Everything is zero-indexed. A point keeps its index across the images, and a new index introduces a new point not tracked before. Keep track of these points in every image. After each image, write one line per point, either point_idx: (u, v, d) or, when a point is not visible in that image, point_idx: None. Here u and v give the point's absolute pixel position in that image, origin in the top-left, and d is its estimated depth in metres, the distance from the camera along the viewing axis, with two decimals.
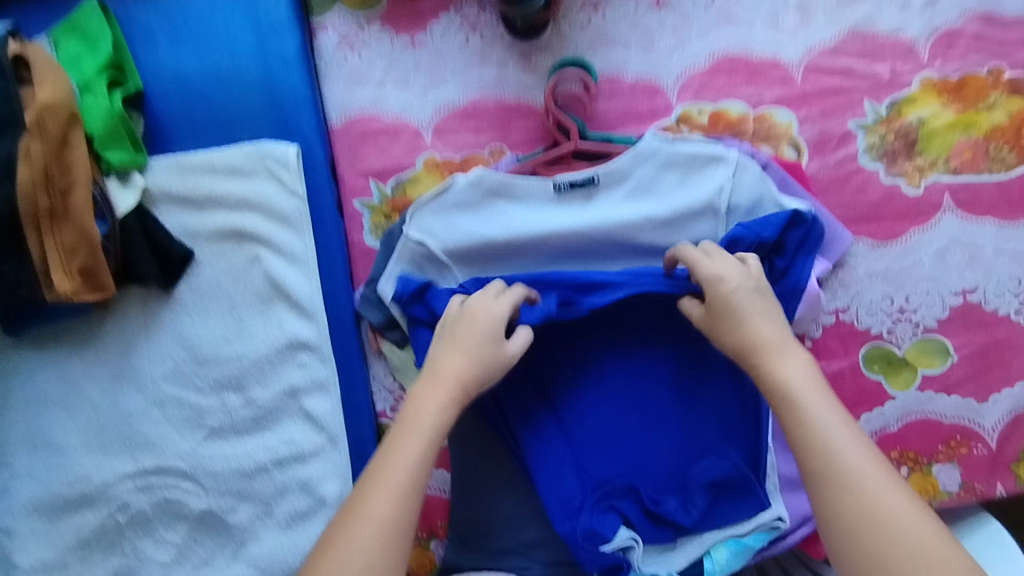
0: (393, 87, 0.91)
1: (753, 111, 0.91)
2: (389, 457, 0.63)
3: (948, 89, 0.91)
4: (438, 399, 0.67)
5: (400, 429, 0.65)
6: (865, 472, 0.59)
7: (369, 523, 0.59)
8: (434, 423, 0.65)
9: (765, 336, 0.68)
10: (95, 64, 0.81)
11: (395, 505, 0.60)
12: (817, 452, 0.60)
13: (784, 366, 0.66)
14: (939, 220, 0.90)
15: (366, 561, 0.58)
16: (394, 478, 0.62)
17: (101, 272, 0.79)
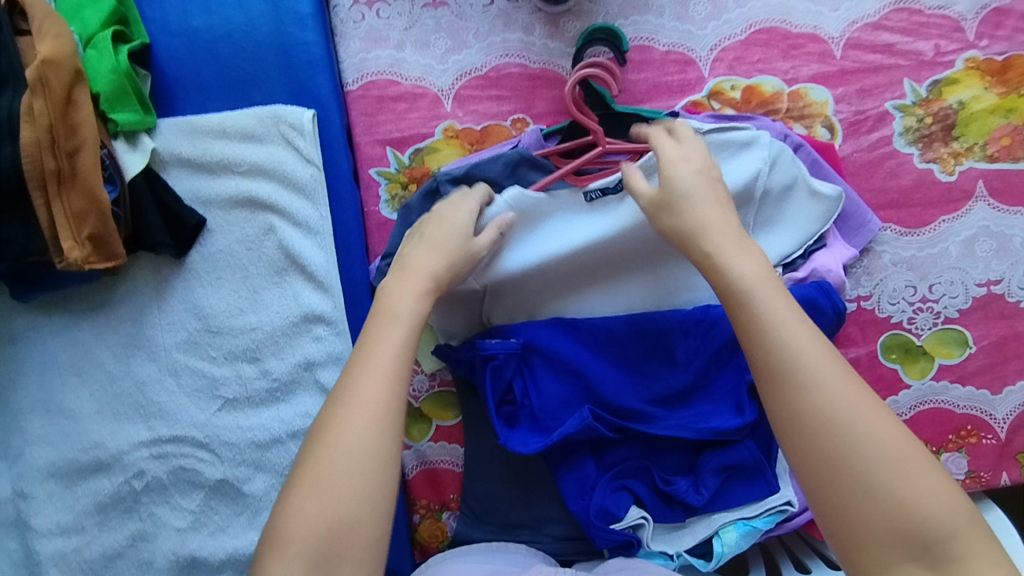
0: (413, 50, 0.86)
1: (788, 88, 0.87)
2: (370, 348, 0.57)
3: (992, 71, 0.87)
4: (417, 285, 0.64)
5: (378, 321, 0.60)
6: (829, 376, 0.51)
7: (363, 403, 0.54)
8: (412, 313, 0.61)
9: (717, 226, 0.63)
10: (97, 16, 0.76)
11: (386, 390, 0.55)
12: (770, 351, 0.53)
13: (743, 257, 0.59)
14: (970, 208, 0.88)
15: (364, 444, 0.52)
16: (381, 362, 0.56)
17: (112, 240, 0.76)
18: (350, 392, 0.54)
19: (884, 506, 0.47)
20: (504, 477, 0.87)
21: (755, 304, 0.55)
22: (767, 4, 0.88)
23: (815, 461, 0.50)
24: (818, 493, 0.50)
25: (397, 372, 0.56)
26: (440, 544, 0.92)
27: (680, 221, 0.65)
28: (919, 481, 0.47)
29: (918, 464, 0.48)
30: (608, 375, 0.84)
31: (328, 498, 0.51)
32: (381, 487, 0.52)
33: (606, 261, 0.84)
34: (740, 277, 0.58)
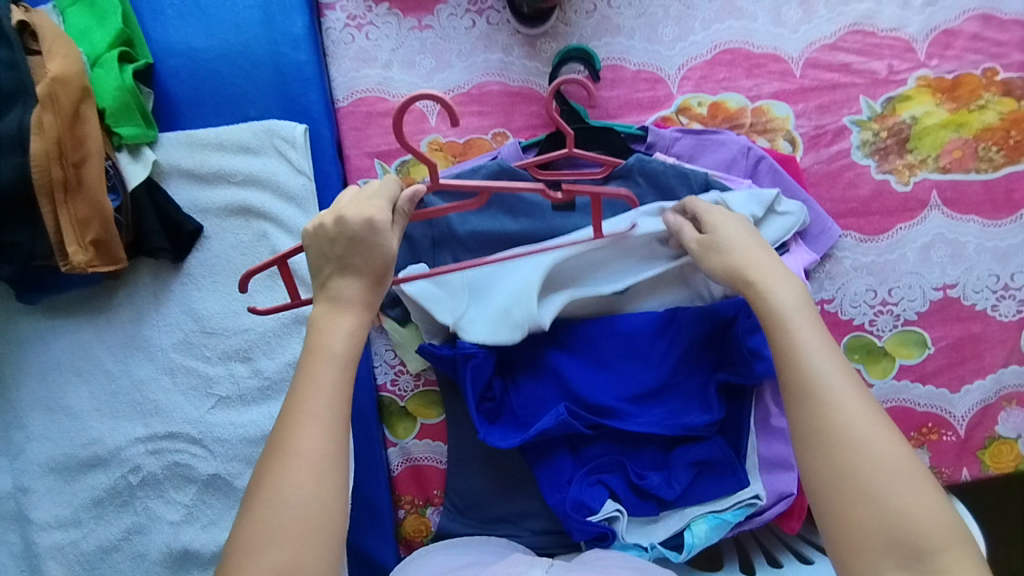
0: (400, 69, 0.92)
1: (752, 104, 0.93)
2: (301, 389, 0.57)
3: (942, 89, 0.92)
4: (344, 322, 0.60)
5: (307, 361, 0.59)
6: (852, 399, 0.55)
7: (297, 455, 0.54)
8: (344, 353, 0.59)
9: (760, 266, 0.67)
10: (105, 38, 0.82)
11: (324, 436, 0.55)
12: (794, 364, 0.58)
13: (785, 289, 0.64)
14: (926, 216, 0.93)
15: (300, 492, 0.53)
16: (314, 406, 0.56)
17: (114, 245, 0.81)
18: (288, 439, 0.55)
19: (887, 515, 0.50)
20: (487, 472, 0.91)
21: (789, 325, 0.60)
22: (731, 26, 0.93)
23: (827, 470, 0.53)
24: (825, 499, 0.53)
25: (331, 418, 0.56)
26: (423, 538, 0.95)
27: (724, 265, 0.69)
28: (919, 495, 0.51)
29: (920, 482, 0.52)
30: (583, 373, 0.88)
31: (265, 547, 0.52)
32: (327, 527, 0.53)
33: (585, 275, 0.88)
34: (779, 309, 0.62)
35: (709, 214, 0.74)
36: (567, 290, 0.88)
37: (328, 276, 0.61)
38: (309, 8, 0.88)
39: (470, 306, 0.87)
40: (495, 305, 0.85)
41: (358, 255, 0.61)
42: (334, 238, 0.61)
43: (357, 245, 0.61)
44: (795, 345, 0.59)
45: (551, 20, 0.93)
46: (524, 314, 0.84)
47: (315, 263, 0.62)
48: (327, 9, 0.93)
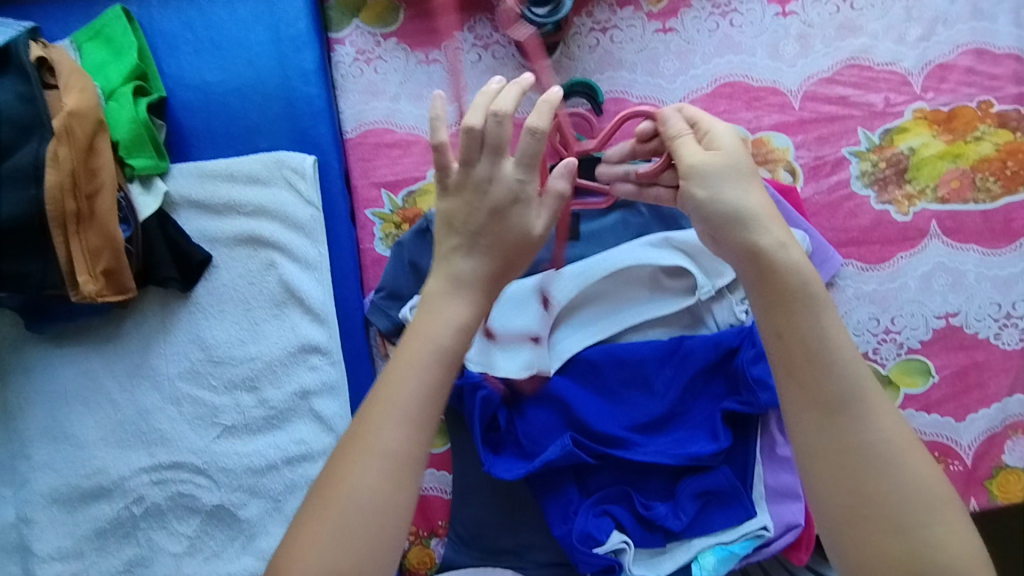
0: (407, 101, 0.94)
1: (752, 136, 0.95)
2: (393, 380, 0.59)
3: (938, 121, 0.94)
4: (454, 313, 0.61)
5: (406, 348, 0.61)
6: (880, 417, 0.56)
7: (378, 450, 0.57)
8: (445, 346, 0.60)
9: (765, 214, 0.61)
10: (120, 73, 0.84)
11: (403, 438, 0.57)
12: (824, 376, 0.56)
13: (801, 260, 0.59)
14: (926, 245, 0.94)
15: (376, 486, 0.56)
16: (402, 400, 0.58)
17: (124, 274, 0.82)
18: (368, 436, 0.57)
19: (913, 548, 0.53)
20: (492, 503, 0.90)
21: (814, 321, 0.57)
22: (731, 60, 0.95)
23: (849, 497, 0.55)
24: (847, 526, 0.55)
25: (416, 417, 0.58)
26: (428, 570, 0.94)
27: (734, 200, 0.61)
28: (944, 523, 0.54)
29: (944, 508, 0.54)
30: (590, 402, 0.88)
31: (339, 534, 0.55)
32: (390, 527, 0.56)
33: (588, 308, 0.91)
34: (798, 304, 0.58)
35: (711, 128, 0.65)
36: (571, 323, 0.91)
37: (457, 246, 0.63)
38: (319, 44, 0.90)
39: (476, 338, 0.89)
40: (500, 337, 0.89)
41: (498, 232, 0.63)
42: (483, 203, 0.63)
43: (496, 220, 0.62)
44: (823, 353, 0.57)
45: (554, 55, 0.95)
46: (531, 355, 0.88)
47: (454, 217, 0.64)
48: (337, 44, 0.95)
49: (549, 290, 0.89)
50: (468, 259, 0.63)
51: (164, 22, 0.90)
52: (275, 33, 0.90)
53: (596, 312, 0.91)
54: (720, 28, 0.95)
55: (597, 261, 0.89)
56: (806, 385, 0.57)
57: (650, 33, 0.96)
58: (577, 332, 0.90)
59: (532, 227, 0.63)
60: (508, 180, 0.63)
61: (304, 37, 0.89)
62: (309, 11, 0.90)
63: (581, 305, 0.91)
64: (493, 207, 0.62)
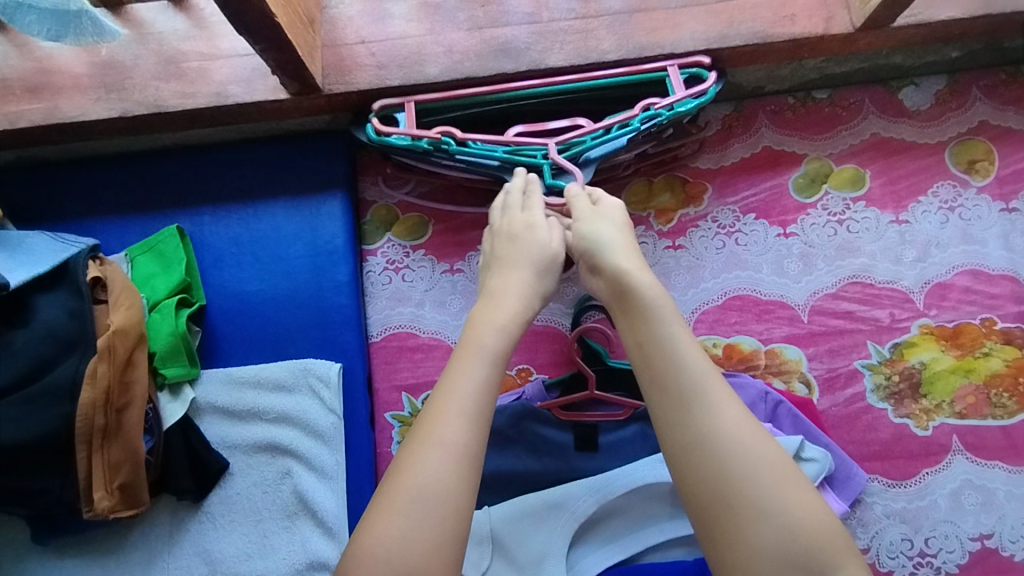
0: (431, 307, 0.99)
1: (764, 346, 0.98)
2: (449, 383, 0.65)
3: (944, 336, 0.97)
4: (498, 316, 0.72)
5: (459, 355, 0.68)
6: (724, 406, 0.63)
7: (441, 445, 0.60)
8: (496, 347, 0.68)
9: (624, 248, 0.78)
10: (167, 286, 0.90)
11: (462, 426, 0.61)
12: (670, 378, 0.65)
13: (654, 284, 0.73)
14: (950, 460, 0.93)
15: (438, 480, 0.59)
16: (461, 400, 0.63)
17: (139, 488, 0.81)
18: (430, 434, 0.61)
19: (760, 515, 0.57)
20: None
21: (661, 330, 0.69)
22: (738, 275, 1.01)
23: (703, 481, 0.60)
24: (705, 508, 0.59)
25: (474, 419, 0.63)
26: None
27: (599, 238, 0.78)
28: (796, 499, 0.58)
29: (791, 483, 0.59)
30: None
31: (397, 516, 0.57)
32: (458, 513, 0.58)
33: (608, 523, 0.88)
34: (656, 316, 0.70)
35: (607, 202, 0.84)
36: (591, 541, 0.88)
37: (490, 279, 0.79)
38: (353, 259, 0.97)
39: (493, 559, 0.85)
40: (516, 559, 0.85)
41: (523, 245, 0.79)
42: (513, 236, 0.81)
43: (514, 241, 0.80)
44: (668, 354, 0.67)
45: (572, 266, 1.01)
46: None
47: (490, 262, 0.81)
48: (370, 254, 1.02)
49: (568, 505, 0.87)
50: (507, 275, 0.77)
51: (213, 236, 0.98)
52: (313, 248, 0.97)
53: (617, 529, 0.88)
54: (726, 245, 1.02)
55: (619, 476, 0.88)
56: (660, 384, 0.66)
57: (661, 248, 1.02)
58: (600, 551, 0.87)
59: (550, 236, 0.80)
60: (516, 219, 0.83)
61: (341, 252, 0.96)
62: (347, 228, 0.98)
63: (604, 523, 0.88)
64: (515, 237, 0.81)
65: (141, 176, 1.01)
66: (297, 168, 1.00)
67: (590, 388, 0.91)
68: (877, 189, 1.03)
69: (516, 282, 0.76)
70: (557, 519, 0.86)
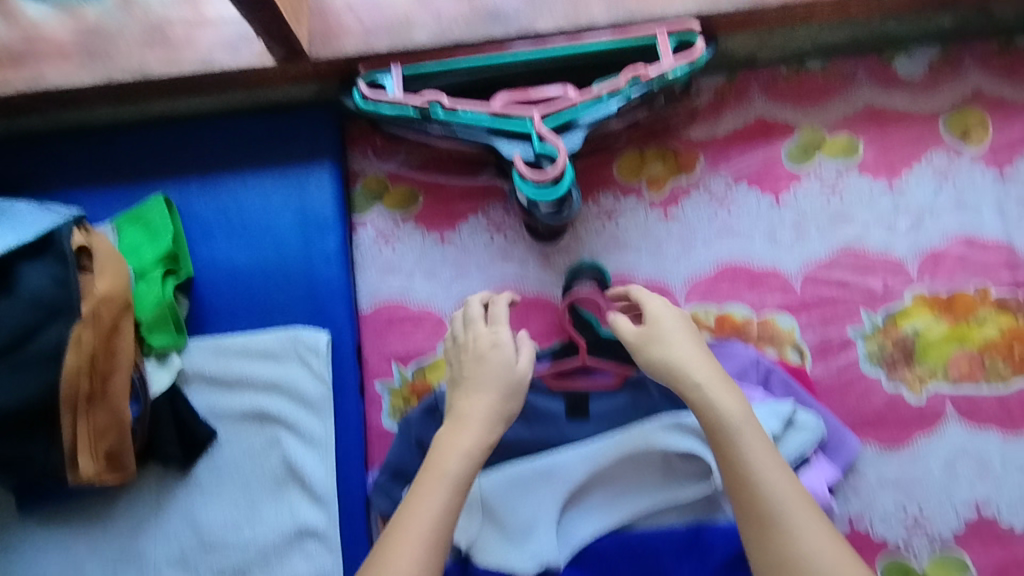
0: (422, 278, 0.99)
1: (757, 315, 0.97)
2: (411, 512, 0.67)
3: (939, 304, 0.96)
4: (464, 442, 0.73)
5: (423, 480, 0.70)
6: (810, 528, 0.66)
7: (396, 574, 0.63)
8: (457, 473, 0.70)
9: (695, 361, 0.79)
10: (154, 254, 0.89)
11: (417, 557, 0.64)
12: (757, 502, 0.68)
13: (731, 401, 0.75)
14: (944, 428, 0.92)
15: None
16: (419, 529, 0.66)
17: (126, 455, 0.81)
18: (384, 565, 0.63)
19: None
20: None
21: (744, 453, 0.71)
22: (731, 245, 1.00)
23: None
24: None
25: (429, 546, 0.65)
26: None
27: (666, 354, 0.79)
28: None
29: None
30: None
31: None
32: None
33: (601, 491, 0.88)
34: (737, 439, 0.72)
35: (661, 303, 0.85)
36: (583, 509, 0.87)
37: (456, 398, 0.78)
38: (343, 228, 0.96)
39: (484, 525, 0.86)
40: (506, 526, 0.85)
41: (488, 368, 0.79)
42: (480, 354, 0.80)
43: (479, 360, 0.80)
44: (753, 478, 0.69)
45: (563, 237, 1.00)
46: (541, 547, 0.83)
47: (456, 376, 0.81)
48: (360, 226, 1.01)
49: (559, 472, 0.87)
50: (472, 397, 0.77)
51: (201, 207, 0.97)
52: (303, 218, 0.96)
53: (609, 497, 0.87)
54: (719, 215, 1.01)
55: (609, 442, 0.88)
56: (747, 508, 0.69)
57: (653, 219, 1.02)
58: (592, 519, 0.86)
59: (511, 357, 0.79)
60: (484, 333, 0.82)
61: (330, 222, 0.96)
62: (336, 198, 0.97)
63: (596, 491, 0.88)
64: (482, 356, 0.80)
65: (129, 147, 1.00)
66: (286, 140, 1.00)
67: (580, 356, 0.90)
68: (870, 158, 1.02)
69: (483, 408, 0.76)
70: (548, 487, 0.86)
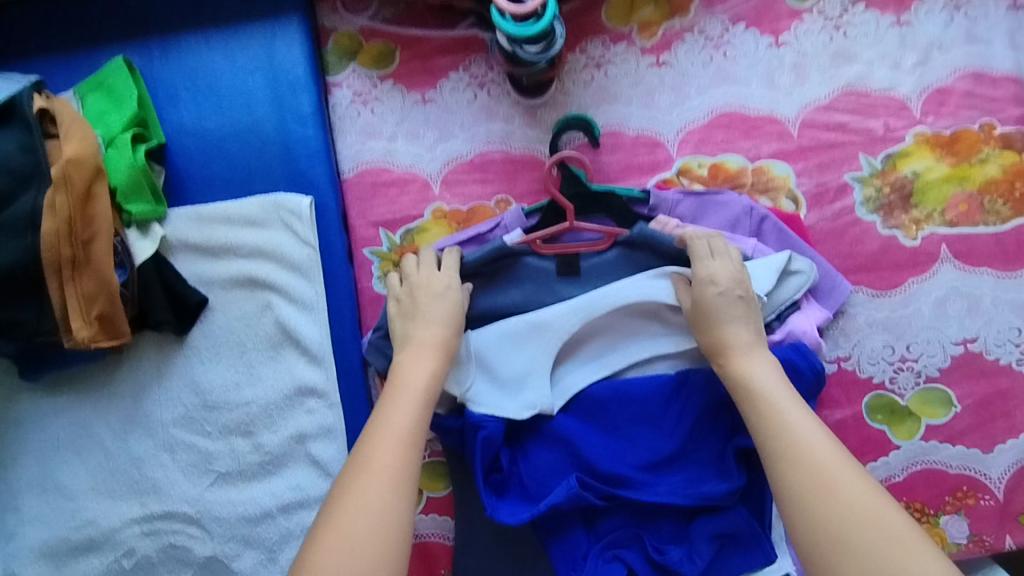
0: (404, 141, 0.95)
1: (752, 164, 0.94)
2: (386, 420, 0.69)
3: (941, 144, 0.93)
4: (430, 364, 0.76)
5: (392, 395, 0.72)
6: (826, 458, 0.63)
7: (379, 471, 0.64)
8: (426, 388, 0.73)
9: (731, 323, 0.78)
10: (120, 120, 0.85)
11: (401, 453, 0.66)
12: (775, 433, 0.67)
13: (759, 362, 0.75)
14: (938, 269, 0.92)
15: (380, 505, 0.62)
16: (396, 435, 0.67)
17: (118, 319, 0.81)
18: (367, 462, 0.65)
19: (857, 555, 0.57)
20: (497, 550, 0.86)
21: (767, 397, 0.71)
22: (726, 91, 0.95)
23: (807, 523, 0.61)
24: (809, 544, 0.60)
25: (411, 442, 0.67)
26: None
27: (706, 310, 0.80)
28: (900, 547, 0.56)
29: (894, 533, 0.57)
30: (595, 441, 0.85)
31: (340, 535, 0.60)
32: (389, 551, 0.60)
33: (595, 343, 0.89)
34: (761, 386, 0.72)
35: (725, 257, 0.83)
36: (577, 361, 0.89)
37: (408, 331, 0.80)
38: (316, 87, 0.91)
39: (478, 375, 0.87)
40: (502, 377, 0.86)
41: (437, 302, 0.82)
42: (435, 293, 0.83)
43: (430, 297, 0.82)
44: (774, 415, 0.69)
45: (549, 90, 0.95)
46: (535, 394, 0.85)
47: (409, 309, 0.82)
48: (335, 87, 0.96)
49: (553, 326, 0.86)
50: (425, 326, 0.80)
51: (166, 72, 0.92)
52: (273, 79, 0.91)
53: (603, 348, 0.89)
54: (714, 60, 0.96)
55: (604, 295, 0.86)
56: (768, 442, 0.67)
57: (645, 67, 0.96)
58: (583, 368, 0.88)
59: (460, 300, 0.83)
60: (433, 274, 0.84)
61: (302, 81, 0.91)
62: (306, 55, 0.91)
63: (588, 343, 0.89)
64: (434, 295, 0.82)
65: (84, 10, 0.94)
66: None
67: (568, 219, 0.86)
68: None
69: (441, 335, 0.79)
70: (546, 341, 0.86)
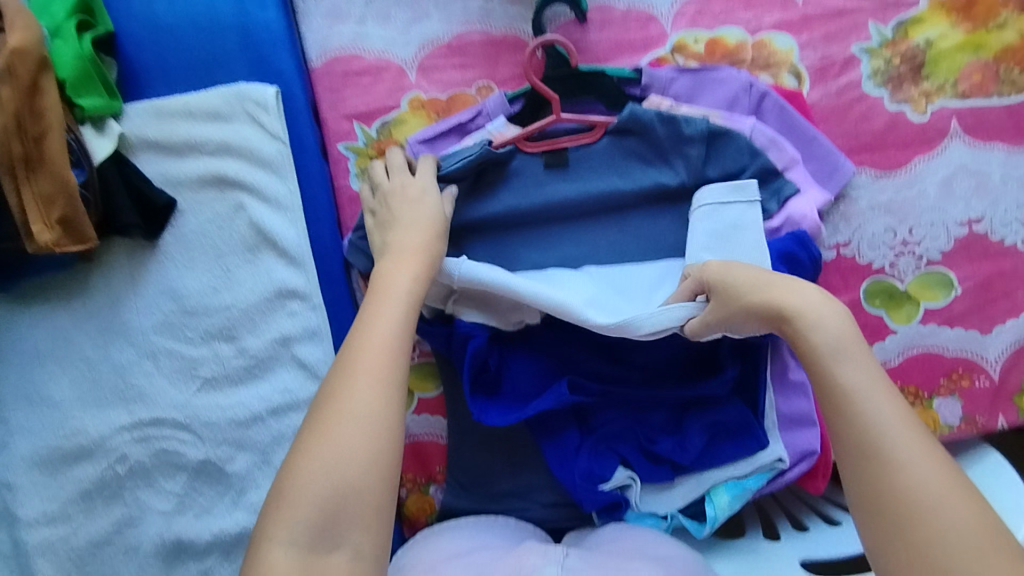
0: (374, 24, 0.87)
1: (753, 37, 0.87)
2: (370, 322, 0.61)
3: (957, 8, 0.87)
4: (413, 266, 0.69)
5: (373, 299, 0.64)
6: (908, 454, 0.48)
7: (367, 373, 0.57)
8: (411, 289, 0.66)
9: (785, 284, 0.60)
10: (62, 6, 0.77)
11: (390, 352, 0.59)
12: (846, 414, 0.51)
13: (831, 318, 0.56)
14: (946, 146, 0.87)
15: (369, 406, 0.56)
16: (383, 336, 0.60)
17: (82, 222, 0.76)
18: (352, 366, 0.58)
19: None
20: (490, 448, 0.86)
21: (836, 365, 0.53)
22: None
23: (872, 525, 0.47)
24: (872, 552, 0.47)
25: (399, 343, 0.60)
26: (428, 517, 0.90)
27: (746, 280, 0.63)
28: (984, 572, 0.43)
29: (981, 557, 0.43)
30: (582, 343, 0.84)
31: (329, 443, 0.54)
32: (383, 455, 0.55)
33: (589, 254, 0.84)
34: (829, 350, 0.54)
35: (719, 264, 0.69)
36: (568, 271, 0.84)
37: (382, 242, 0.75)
38: None
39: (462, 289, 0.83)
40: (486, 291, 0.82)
41: (411, 209, 0.76)
42: (411, 199, 0.76)
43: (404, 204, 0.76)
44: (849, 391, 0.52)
45: None
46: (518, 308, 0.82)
47: (382, 218, 0.77)
48: None
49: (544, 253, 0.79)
50: (398, 232, 0.74)
51: None
52: None
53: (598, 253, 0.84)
54: None
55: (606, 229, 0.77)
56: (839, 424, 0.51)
57: None
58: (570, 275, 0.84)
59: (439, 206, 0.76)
60: (407, 179, 0.78)
61: None
62: None
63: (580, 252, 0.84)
64: (408, 202, 0.76)
65: None
66: None
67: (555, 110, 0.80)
68: None
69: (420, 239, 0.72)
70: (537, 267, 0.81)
